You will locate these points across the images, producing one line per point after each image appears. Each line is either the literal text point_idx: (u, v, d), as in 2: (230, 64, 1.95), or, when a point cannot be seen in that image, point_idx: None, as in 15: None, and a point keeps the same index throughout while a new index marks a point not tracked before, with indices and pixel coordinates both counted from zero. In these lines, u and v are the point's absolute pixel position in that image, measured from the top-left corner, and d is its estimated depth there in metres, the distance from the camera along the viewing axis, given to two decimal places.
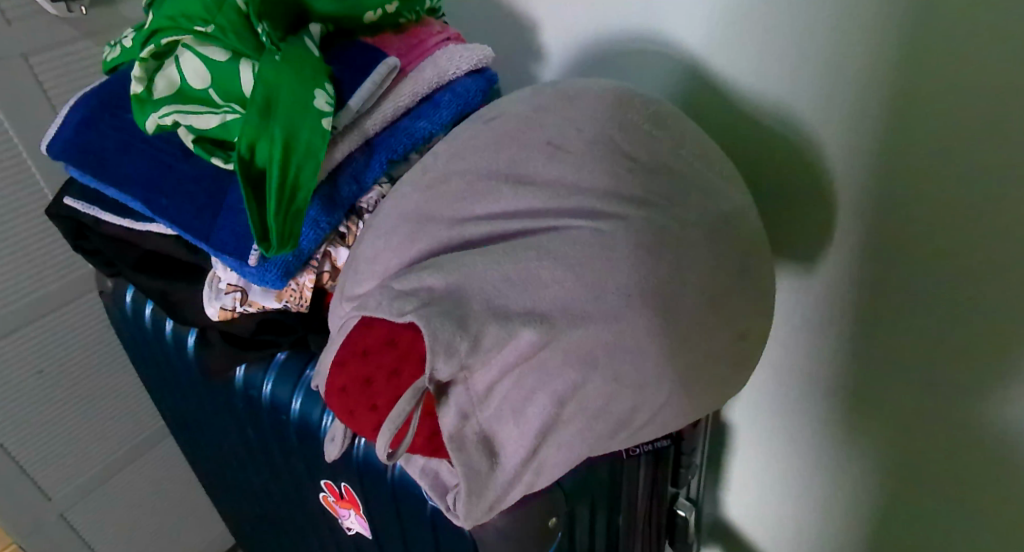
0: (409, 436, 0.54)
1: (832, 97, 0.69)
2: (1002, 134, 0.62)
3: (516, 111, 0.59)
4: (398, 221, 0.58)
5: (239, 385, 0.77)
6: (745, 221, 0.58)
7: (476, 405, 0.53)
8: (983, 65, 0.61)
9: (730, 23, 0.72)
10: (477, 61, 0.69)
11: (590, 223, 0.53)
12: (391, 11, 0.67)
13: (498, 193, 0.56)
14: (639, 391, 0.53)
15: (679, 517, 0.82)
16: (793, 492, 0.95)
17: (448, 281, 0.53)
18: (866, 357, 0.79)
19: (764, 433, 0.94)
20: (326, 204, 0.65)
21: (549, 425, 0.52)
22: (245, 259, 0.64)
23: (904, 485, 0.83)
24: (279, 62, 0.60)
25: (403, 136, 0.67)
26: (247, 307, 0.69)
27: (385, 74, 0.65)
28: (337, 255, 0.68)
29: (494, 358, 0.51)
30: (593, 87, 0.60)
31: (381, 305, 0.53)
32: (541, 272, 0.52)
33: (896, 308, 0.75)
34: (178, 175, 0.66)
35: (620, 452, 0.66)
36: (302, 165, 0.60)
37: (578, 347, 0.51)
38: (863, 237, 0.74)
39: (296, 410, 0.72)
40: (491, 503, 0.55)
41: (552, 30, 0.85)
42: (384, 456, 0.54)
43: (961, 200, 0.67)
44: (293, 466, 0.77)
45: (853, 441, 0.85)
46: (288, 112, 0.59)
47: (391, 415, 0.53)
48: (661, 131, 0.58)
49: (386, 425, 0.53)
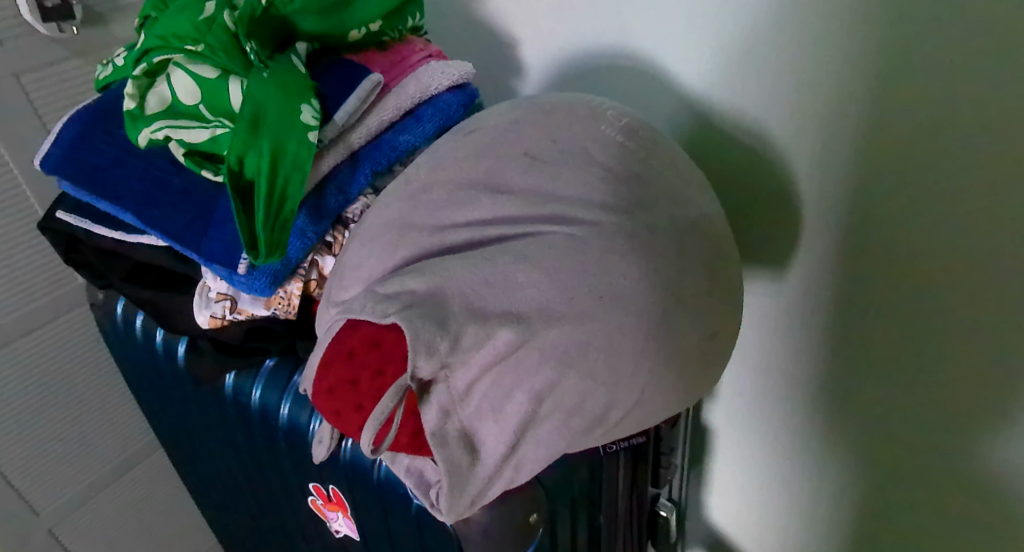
0: (392, 433, 0.56)
1: (797, 108, 0.73)
2: (963, 134, 0.65)
3: (495, 124, 0.62)
4: (382, 229, 0.61)
5: (228, 392, 0.79)
6: (714, 226, 0.61)
7: (456, 402, 0.56)
8: (936, 75, 0.65)
9: (698, 37, 0.75)
10: (458, 77, 0.72)
11: (564, 228, 0.56)
12: (374, 30, 0.71)
13: (477, 201, 0.58)
14: (613, 388, 0.56)
15: (661, 518, 0.84)
16: (774, 493, 0.97)
17: (428, 285, 0.55)
18: (838, 356, 0.82)
19: (744, 434, 0.96)
20: (312, 214, 0.67)
21: (528, 421, 0.55)
22: (235, 268, 0.66)
23: (879, 482, 0.86)
24: (266, 79, 0.63)
25: (387, 148, 0.70)
26: (237, 315, 0.72)
27: (369, 90, 0.68)
28: (324, 264, 0.71)
29: (473, 357, 0.54)
30: (569, 101, 0.63)
31: (365, 307, 0.56)
32: (517, 275, 0.54)
33: (864, 309, 0.78)
34: (169, 187, 0.68)
35: (598, 449, 0.69)
36: (289, 176, 0.62)
37: (553, 345, 0.54)
38: (830, 240, 0.77)
39: (284, 415, 0.74)
40: (472, 499, 0.58)
41: (531, 47, 0.88)
42: (369, 451, 0.56)
43: (927, 201, 0.70)
44: (282, 470, 0.79)
45: (830, 440, 0.88)
46: (276, 126, 0.62)
47: (375, 411, 0.56)
48: (633, 143, 0.61)
49: (370, 421, 0.56)
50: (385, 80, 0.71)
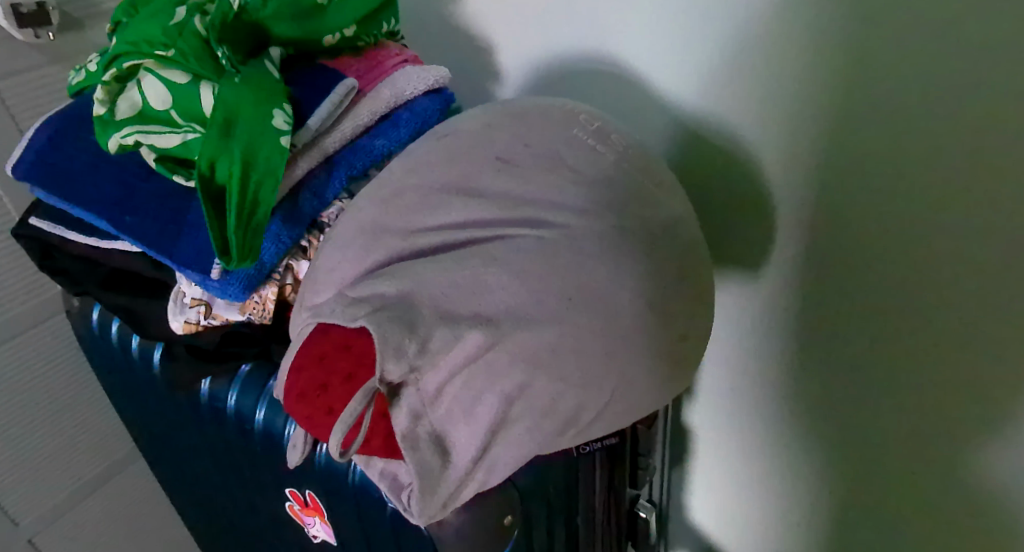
0: (359, 437, 0.56)
1: (768, 111, 0.73)
2: (930, 135, 0.66)
3: (469, 128, 0.63)
4: (355, 233, 0.61)
5: (205, 399, 0.78)
6: (685, 229, 0.62)
7: (427, 405, 0.56)
8: (904, 80, 0.65)
9: (671, 42, 0.76)
10: (433, 81, 0.73)
11: (534, 231, 0.56)
12: (349, 34, 0.71)
13: (450, 205, 0.59)
14: (585, 389, 0.56)
15: (640, 520, 0.84)
16: (753, 493, 0.98)
17: (399, 289, 0.55)
18: (813, 356, 0.83)
19: (722, 436, 0.97)
20: (287, 219, 0.67)
21: (498, 422, 0.56)
22: (208, 273, 0.66)
23: (855, 481, 0.87)
24: (238, 84, 0.63)
25: (363, 153, 0.70)
26: (212, 320, 0.72)
27: (344, 94, 0.68)
28: (299, 268, 0.71)
29: (443, 359, 0.54)
30: (542, 106, 0.63)
31: (335, 311, 0.56)
32: (488, 278, 0.55)
33: (837, 309, 0.79)
34: (142, 193, 0.68)
35: (571, 449, 0.69)
36: (262, 182, 0.62)
37: (523, 348, 0.54)
38: (803, 242, 0.78)
39: (259, 420, 0.74)
40: (445, 501, 0.58)
41: (508, 51, 0.89)
42: (337, 454, 0.56)
43: (897, 202, 0.70)
44: (259, 475, 0.79)
45: (806, 439, 0.89)
46: (248, 131, 0.62)
47: (343, 414, 0.56)
48: (606, 146, 0.61)
49: (339, 424, 0.56)
50: (360, 85, 0.71)
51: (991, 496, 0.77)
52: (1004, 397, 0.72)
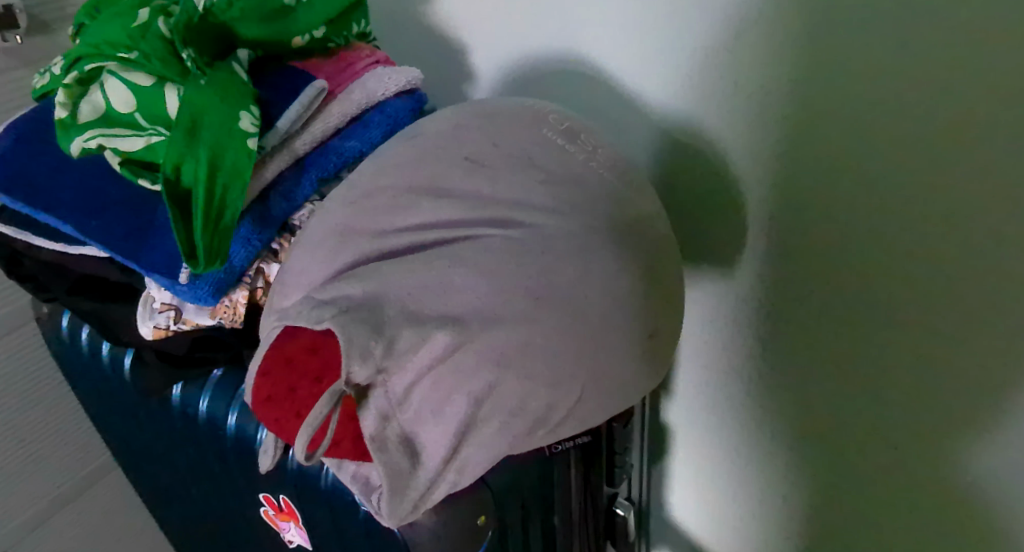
0: (325, 439, 0.56)
1: (735, 110, 0.74)
2: (890, 129, 0.66)
3: (437, 130, 0.63)
4: (323, 235, 0.61)
5: (176, 404, 0.78)
6: (654, 227, 0.62)
7: (395, 407, 0.56)
8: (866, 78, 0.66)
9: (639, 43, 0.76)
10: (406, 83, 0.72)
11: (501, 232, 0.56)
12: (318, 36, 0.71)
13: (418, 206, 0.58)
14: (553, 388, 0.56)
15: (618, 518, 0.84)
16: (731, 490, 0.99)
17: (366, 290, 0.55)
18: (786, 353, 0.83)
19: (700, 433, 0.97)
20: (257, 221, 0.67)
21: (467, 424, 0.55)
22: (177, 277, 0.65)
23: (827, 477, 0.87)
24: (203, 86, 0.62)
25: (334, 155, 0.70)
26: (181, 326, 0.71)
27: (313, 96, 0.68)
28: (270, 271, 0.70)
29: (409, 361, 0.54)
30: (511, 107, 0.63)
31: (301, 314, 0.56)
32: (454, 279, 0.55)
33: (807, 305, 0.79)
34: (108, 197, 0.68)
35: (544, 449, 0.69)
36: (229, 185, 0.62)
37: (490, 348, 0.54)
38: (773, 239, 0.78)
39: (232, 425, 0.73)
40: (415, 503, 0.58)
41: (481, 53, 0.89)
42: (302, 457, 0.57)
43: (860, 197, 0.70)
44: (233, 481, 0.78)
45: (781, 435, 0.89)
46: (213, 134, 0.61)
47: (309, 417, 0.56)
48: (574, 146, 0.61)
49: (304, 427, 0.56)
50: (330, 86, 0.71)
51: (962, 492, 0.77)
52: (971, 393, 0.72)
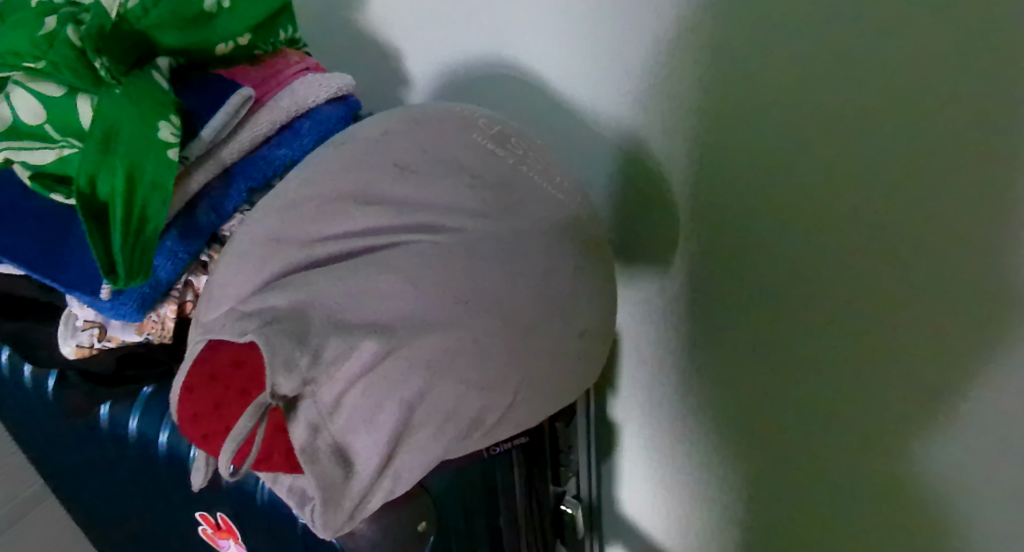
0: (251, 452, 0.55)
1: (663, 109, 0.74)
2: (808, 125, 0.67)
3: (366, 136, 0.61)
4: (249, 245, 0.59)
5: (104, 425, 0.74)
6: (584, 228, 0.62)
7: (326, 417, 0.54)
8: (783, 74, 0.66)
9: (567, 46, 0.77)
10: (337, 90, 0.72)
11: (429, 237, 0.56)
12: (243, 43, 0.70)
13: (346, 213, 0.57)
14: (486, 392, 0.56)
15: (567, 515, 0.86)
16: (677, 487, 0.99)
17: (292, 300, 0.54)
18: (721, 349, 0.84)
19: (644, 431, 0.98)
20: (183, 234, 0.65)
21: (400, 431, 0.55)
22: (97, 293, 0.63)
23: (767, 469, 0.88)
24: (119, 97, 0.60)
25: (263, 164, 0.68)
26: (107, 343, 0.69)
27: (239, 104, 0.66)
28: (199, 284, 0.69)
29: (337, 370, 0.53)
30: (439, 112, 0.63)
31: (223, 325, 0.56)
32: (381, 285, 0.54)
33: (738, 301, 0.80)
34: (19, 212, 0.65)
35: (483, 453, 0.68)
36: (149, 198, 0.60)
37: (420, 354, 0.54)
38: (704, 237, 0.79)
39: (163, 443, 0.71)
40: (350, 513, 0.57)
41: (415, 59, 0.88)
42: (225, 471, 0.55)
43: (784, 193, 0.71)
44: (168, 501, 0.76)
45: (721, 431, 0.90)
46: (130, 146, 0.59)
47: (233, 431, 0.54)
48: (504, 150, 0.61)
49: (228, 441, 0.54)
50: (257, 94, 0.69)
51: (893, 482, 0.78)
52: (896, 384, 0.72)
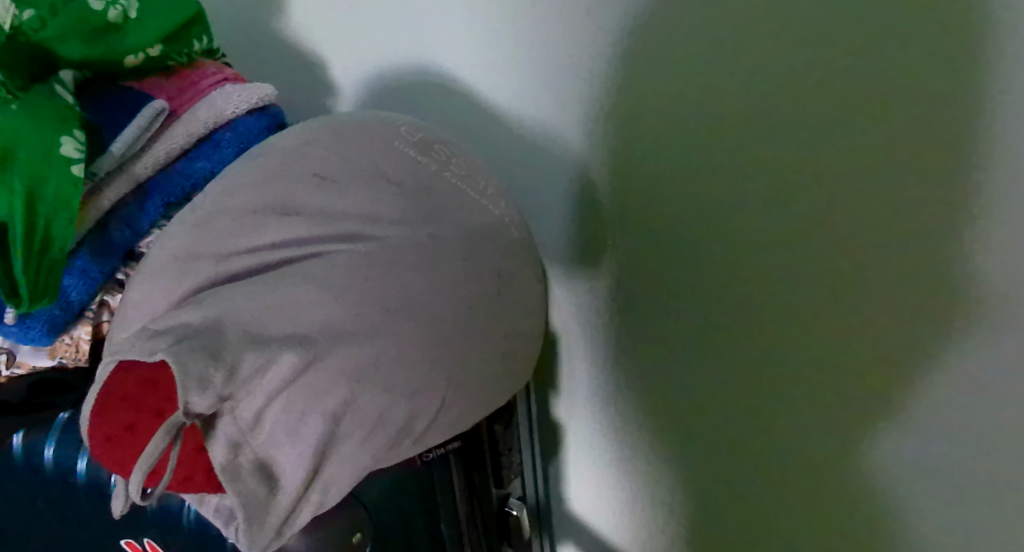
0: (166, 472, 0.53)
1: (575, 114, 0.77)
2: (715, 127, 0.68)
3: (284, 147, 0.61)
4: (165, 261, 0.58)
5: (17, 455, 0.71)
6: (506, 230, 0.62)
7: (247, 432, 0.52)
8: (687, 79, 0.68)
9: (482, 55, 0.80)
10: (256, 100, 0.71)
11: (350, 245, 0.56)
12: (154, 55, 0.68)
13: (265, 226, 0.57)
14: (413, 398, 0.55)
15: (512, 517, 0.85)
16: (621, 493, 0.98)
17: (206, 316, 0.53)
18: (653, 352, 0.84)
19: (587, 435, 0.98)
20: (95, 254, 0.64)
21: (326, 444, 0.53)
22: (2, 318, 0.64)
23: (704, 470, 0.86)
24: (16, 111, 0.57)
25: (179, 177, 0.67)
26: (16, 370, 0.71)
27: (151, 116, 0.65)
28: (114, 304, 0.67)
29: (258, 386, 0.51)
30: (360, 120, 0.63)
31: (134, 346, 0.52)
32: (301, 295, 0.53)
33: (664, 301, 0.80)
34: None
35: (415, 459, 0.68)
36: (53, 216, 0.58)
37: (345, 364, 0.53)
38: (626, 238, 0.80)
39: (82, 471, 0.68)
40: (277, 530, 0.55)
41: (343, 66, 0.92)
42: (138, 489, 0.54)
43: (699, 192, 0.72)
44: (87, 532, 0.72)
45: (657, 437, 0.89)
46: (29, 161, 0.57)
47: (146, 452, 0.52)
48: (426, 157, 0.61)
49: (140, 462, 0.52)
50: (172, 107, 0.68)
51: (827, 492, 0.75)
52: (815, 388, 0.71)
